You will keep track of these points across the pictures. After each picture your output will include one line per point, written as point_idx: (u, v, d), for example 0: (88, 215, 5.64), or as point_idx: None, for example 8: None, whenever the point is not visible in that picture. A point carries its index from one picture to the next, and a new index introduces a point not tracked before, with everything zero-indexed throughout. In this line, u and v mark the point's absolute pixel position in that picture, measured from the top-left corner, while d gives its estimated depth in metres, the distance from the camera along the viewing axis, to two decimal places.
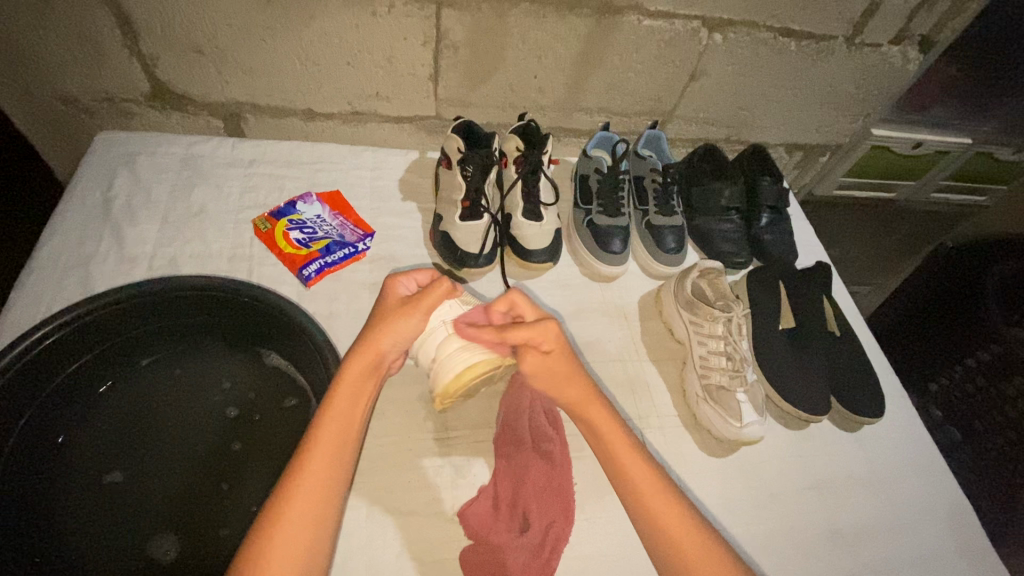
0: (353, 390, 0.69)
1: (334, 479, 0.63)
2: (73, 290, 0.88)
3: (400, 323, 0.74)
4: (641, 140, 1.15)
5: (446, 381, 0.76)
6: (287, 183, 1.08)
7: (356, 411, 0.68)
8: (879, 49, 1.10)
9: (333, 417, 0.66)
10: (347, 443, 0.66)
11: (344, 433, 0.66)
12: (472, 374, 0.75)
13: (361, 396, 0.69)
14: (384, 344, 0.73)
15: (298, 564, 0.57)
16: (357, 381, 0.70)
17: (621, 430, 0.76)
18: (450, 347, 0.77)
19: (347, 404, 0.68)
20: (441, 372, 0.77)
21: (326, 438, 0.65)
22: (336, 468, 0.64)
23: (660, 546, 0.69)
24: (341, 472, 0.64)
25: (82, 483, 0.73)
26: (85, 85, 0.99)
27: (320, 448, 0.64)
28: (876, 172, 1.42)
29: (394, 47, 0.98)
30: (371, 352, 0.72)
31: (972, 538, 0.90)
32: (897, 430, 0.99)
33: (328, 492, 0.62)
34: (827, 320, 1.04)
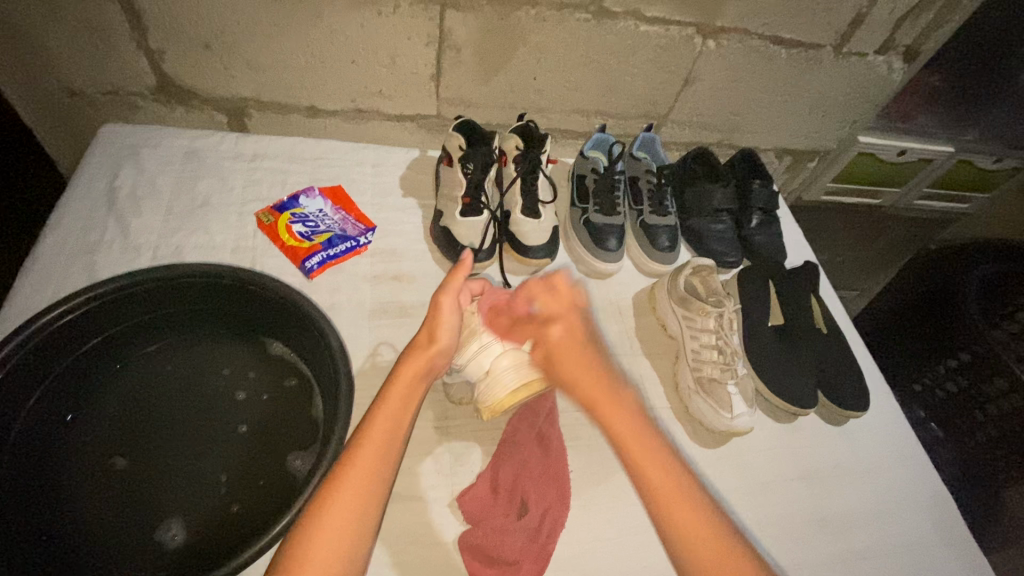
0: (406, 391, 0.70)
1: (380, 476, 0.64)
2: (78, 277, 0.89)
3: (445, 325, 0.76)
4: (636, 141, 1.18)
5: (502, 397, 0.80)
6: (290, 178, 1.09)
7: (406, 412, 0.69)
8: (865, 59, 1.15)
9: (382, 416, 0.67)
10: (393, 443, 0.66)
11: (392, 432, 0.67)
12: (526, 391, 0.79)
13: (413, 397, 0.71)
14: (438, 339, 0.75)
15: (337, 558, 0.58)
16: (409, 382, 0.71)
17: (636, 426, 0.74)
18: (501, 363, 0.80)
19: (399, 402, 0.69)
20: (492, 387, 0.80)
21: (374, 435, 0.66)
22: (383, 466, 0.64)
23: (679, 547, 0.66)
24: (388, 466, 0.65)
25: (89, 467, 0.74)
26: (93, 78, 1.01)
27: (368, 444, 0.65)
28: (863, 179, 1.47)
29: (399, 47, 1.01)
30: (427, 351, 0.74)
31: (952, 527, 0.93)
32: (883, 424, 1.03)
33: (371, 489, 0.62)
34: (815, 318, 1.08)
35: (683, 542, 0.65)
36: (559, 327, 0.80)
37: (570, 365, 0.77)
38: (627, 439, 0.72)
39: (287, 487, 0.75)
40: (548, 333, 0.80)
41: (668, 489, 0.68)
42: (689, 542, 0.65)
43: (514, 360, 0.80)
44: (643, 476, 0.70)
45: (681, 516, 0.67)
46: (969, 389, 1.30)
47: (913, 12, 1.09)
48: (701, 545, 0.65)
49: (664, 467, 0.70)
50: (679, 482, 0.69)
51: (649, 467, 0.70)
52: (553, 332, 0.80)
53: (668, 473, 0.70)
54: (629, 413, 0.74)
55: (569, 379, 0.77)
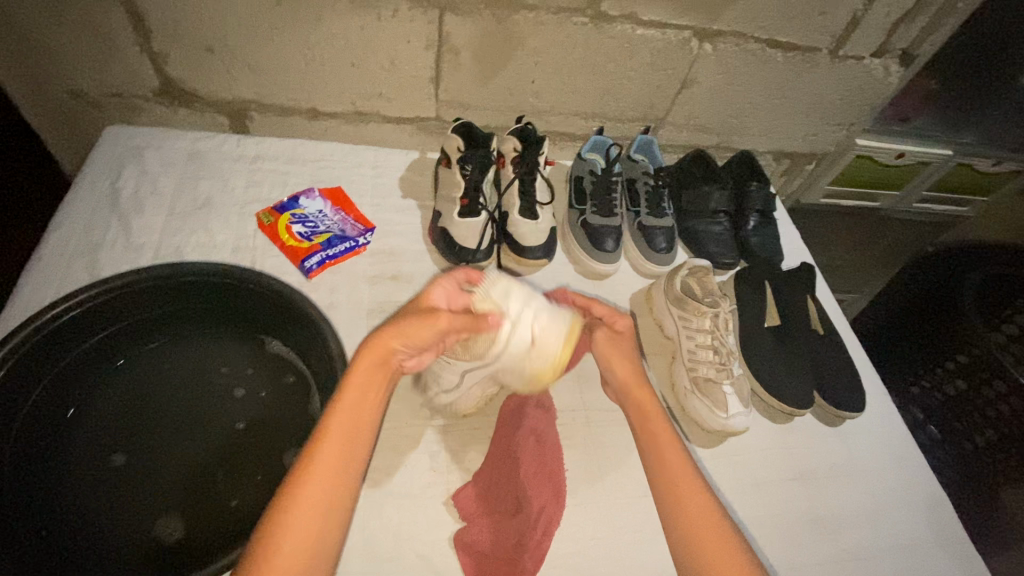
0: (364, 381, 0.69)
1: (346, 466, 0.64)
2: (80, 276, 0.90)
3: (423, 330, 0.71)
4: (633, 144, 1.19)
5: (547, 371, 0.77)
6: (290, 179, 1.10)
7: (366, 401, 0.68)
8: (861, 62, 1.16)
9: (341, 408, 0.67)
10: (357, 434, 0.66)
11: (353, 423, 0.67)
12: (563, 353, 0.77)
13: (372, 387, 0.69)
14: (395, 343, 0.71)
15: (305, 550, 0.58)
16: (366, 372, 0.69)
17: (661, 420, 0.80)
18: (529, 348, 0.76)
19: (357, 393, 0.68)
20: (536, 367, 0.77)
21: (334, 430, 0.65)
22: (347, 455, 0.65)
23: (681, 533, 0.69)
24: (353, 457, 0.65)
25: (88, 463, 0.75)
26: (97, 80, 1.02)
27: (329, 437, 0.65)
28: (860, 182, 1.47)
29: (398, 50, 1.02)
30: (383, 345, 0.70)
31: (947, 527, 0.94)
32: (879, 425, 1.03)
33: (338, 480, 0.63)
34: (812, 320, 1.08)
35: (684, 528, 0.69)
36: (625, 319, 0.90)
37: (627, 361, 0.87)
38: (650, 433, 0.79)
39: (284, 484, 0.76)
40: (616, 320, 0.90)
41: (682, 481, 0.73)
42: (693, 530, 0.69)
43: (541, 330, 0.76)
44: (660, 467, 0.75)
45: (690, 505, 0.71)
46: (967, 391, 1.29)
47: (909, 16, 1.10)
48: (704, 530, 0.68)
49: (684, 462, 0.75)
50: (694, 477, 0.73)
51: (669, 457, 0.75)
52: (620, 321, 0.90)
53: (689, 468, 0.74)
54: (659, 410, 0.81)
55: (617, 365, 0.87)
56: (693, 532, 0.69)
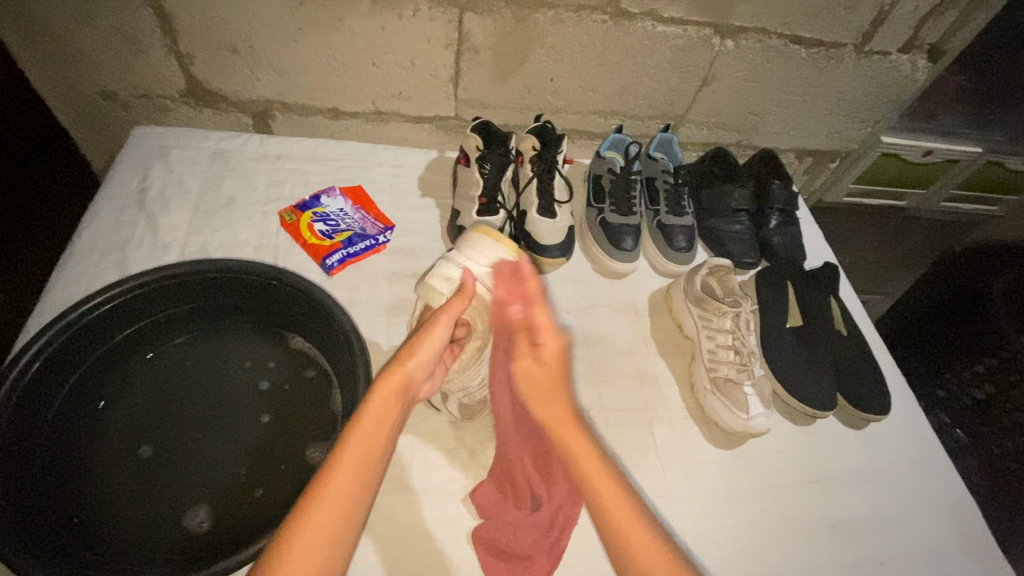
0: (383, 404, 0.63)
1: (357, 503, 0.57)
2: (109, 273, 0.92)
3: (432, 339, 0.70)
4: (653, 142, 1.18)
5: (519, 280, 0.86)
6: (311, 178, 1.12)
7: (382, 433, 0.61)
8: (888, 58, 1.13)
9: (357, 437, 0.59)
10: (373, 465, 0.59)
11: (366, 456, 0.59)
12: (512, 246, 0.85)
13: (392, 412, 0.63)
14: (417, 359, 0.67)
15: None
16: (385, 401, 0.63)
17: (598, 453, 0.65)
18: (490, 272, 0.82)
19: (376, 417, 0.61)
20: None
21: (349, 456, 0.58)
22: (356, 494, 0.57)
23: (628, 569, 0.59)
24: (367, 492, 0.58)
25: (117, 455, 0.76)
26: (125, 81, 1.05)
27: (343, 467, 0.58)
28: (885, 180, 1.45)
29: (418, 49, 1.02)
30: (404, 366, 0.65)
31: (975, 532, 0.91)
32: (904, 427, 1.01)
33: (349, 519, 0.56)
34: (835, 320, 1.06)
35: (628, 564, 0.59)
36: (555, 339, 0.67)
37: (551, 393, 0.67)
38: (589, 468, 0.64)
39: (305, 478, 0.77)
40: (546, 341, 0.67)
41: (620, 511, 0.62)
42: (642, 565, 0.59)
43: (489, 255, 0.84)
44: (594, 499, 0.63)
45: (636, 538, 0.60)
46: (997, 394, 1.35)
47: (938, 10, 1.07)
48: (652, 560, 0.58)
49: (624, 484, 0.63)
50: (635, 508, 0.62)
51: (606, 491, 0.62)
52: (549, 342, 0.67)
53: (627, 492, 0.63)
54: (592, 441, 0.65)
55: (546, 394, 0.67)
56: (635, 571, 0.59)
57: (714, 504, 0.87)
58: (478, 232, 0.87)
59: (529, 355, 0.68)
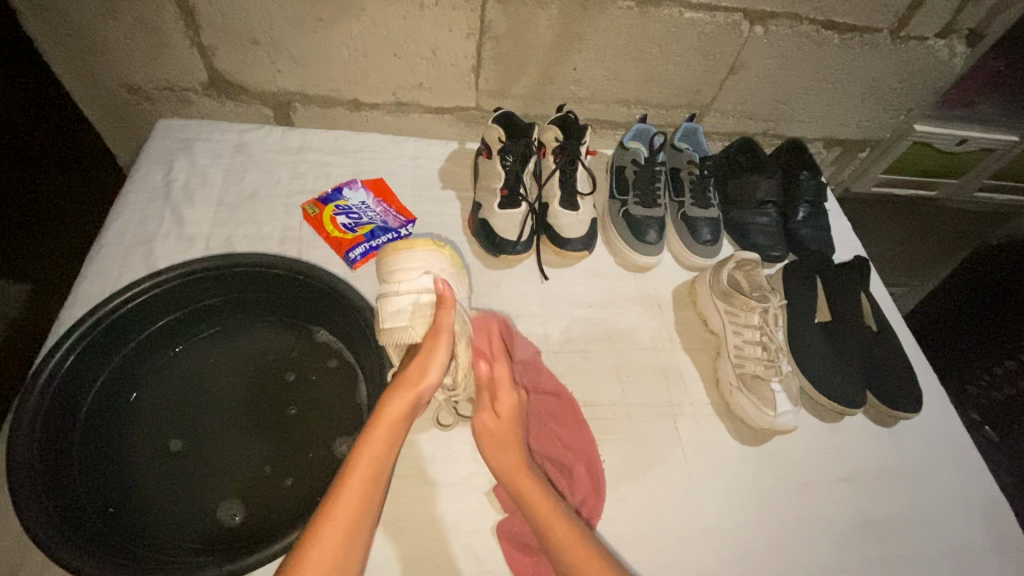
0: (393, 427, 0.66)
1: (364, 518, 0.59)
2: (138, 265, 0.93)
3: (436, 357, 0.73)
4: (677, 131, 1.15)
5: (455, 267, 0.89)
6: (333, 170, 1.12)
7: (388, 454, 0.63)
8: (924, 42, 1.08)
9: (364, 456, 0.62)
10: (378, 485, 0.61)
11: (376, 473, 0.62)
12: (433, 248, 0.87)
13: (400, 434, 0.66)
14: (428, 378, 0.71)
15: None
16: (392, 422, 0.66)
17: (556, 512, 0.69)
18: (427, 278, 0.83)
19: (386, 436, 0.64)
20: (448, 274, 0.86)
21: (359, 470, 0.61)
22: (363, 518, 0.59)
23: None
24: (372, 509, 0.60)
25: (150, 446, 0.78)
26: (149, 74, 1.05)
27: (352, 485, 0.60)
28: (916, 170, 1.40)
29: (440, 39, 1.01)
30: (413, 390, 0.69)
31: (1009, 533, 0.90)
32: (937, 426, 0.98)
33: (357, 533, 0.58)
34: (864, 314, 1.04)
35: None
36: (509, 395, 0.78)
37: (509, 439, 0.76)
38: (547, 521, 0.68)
39: (333, 471, 0.78)
40: (500, 394, 0.78)
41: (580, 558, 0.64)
42: None
43: (418, 263, 0.85)
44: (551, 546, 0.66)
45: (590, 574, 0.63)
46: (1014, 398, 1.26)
47: None
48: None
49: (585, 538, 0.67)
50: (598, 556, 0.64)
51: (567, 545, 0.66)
52: (503, 396, 0.78)
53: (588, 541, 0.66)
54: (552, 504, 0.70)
55: (500, 441, 0.76)
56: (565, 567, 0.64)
57: (738, 500, 0.87)
58: (391, 253, 0.85)
59: (489, 409, 0.78)
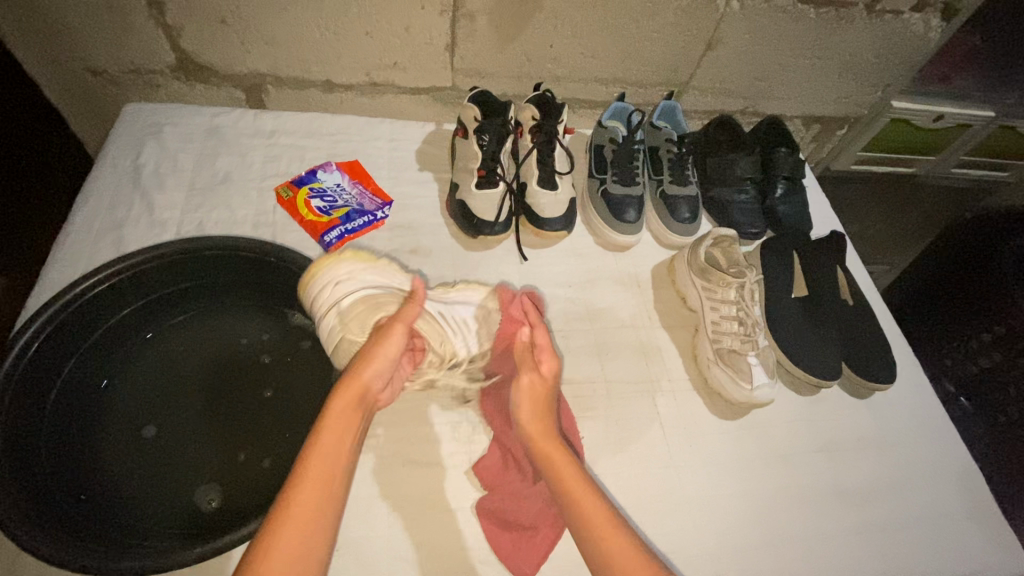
0: (343, 420, 0.64)
1: (322, 507, 0.58)
2: (106, 252, 0.92)
3: (380, 349, 0.70)
4: (656, 110, 1.14)
5: (369, 262, 0.83)
6: (307, 153, 1.10)
7: (341, 444, 0.62)
8: (900, 16, 1.08)
9: (317, 449, 0.61)
10: (335, 476, 0.60)
11: (330, 465, 0.61)
12: (336, 258, 0.82)
13: (351, 426, 0.65)
14: (374, 370, 0.69)
15: None
16: (343, 414, 0.65)
17: (590, 489, 0.67)
18: (343, 288, 0.79)
19: (336, 430, 0.63)
20: (368, 273, 0.82)
21: (312, 467, 0.60)
22: (324, 513, 0.57)
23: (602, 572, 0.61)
24: (333, 498, 0.59)
25: (122, 433, 0.77)
26: (115, 57, 1.03)
27: (305, 480, 0.59)
28: (894, 147, 1.41)
29: (413, 17, 0.99)
30: (357, 380, 0.67)
31: (979, 499, 0.92)
32: (910, 396, 1.00)
33: (317, 520, 0.57)
34: (840, 289, 1.05)
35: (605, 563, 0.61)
36: (547, 364, 0.76)
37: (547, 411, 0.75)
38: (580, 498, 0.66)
39: None
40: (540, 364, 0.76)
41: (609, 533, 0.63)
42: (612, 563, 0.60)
43: (336, 276, 0.80)
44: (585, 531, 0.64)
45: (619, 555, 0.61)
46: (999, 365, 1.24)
47: None
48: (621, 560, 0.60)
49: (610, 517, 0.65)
50: (624, 536, 0.63)
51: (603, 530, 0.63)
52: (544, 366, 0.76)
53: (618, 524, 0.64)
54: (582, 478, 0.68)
55: (538, 411, 0.75)
56: (574, 515, 0.66)
57: (715, 473, 0.88)
58: (304, 285, 0.81)
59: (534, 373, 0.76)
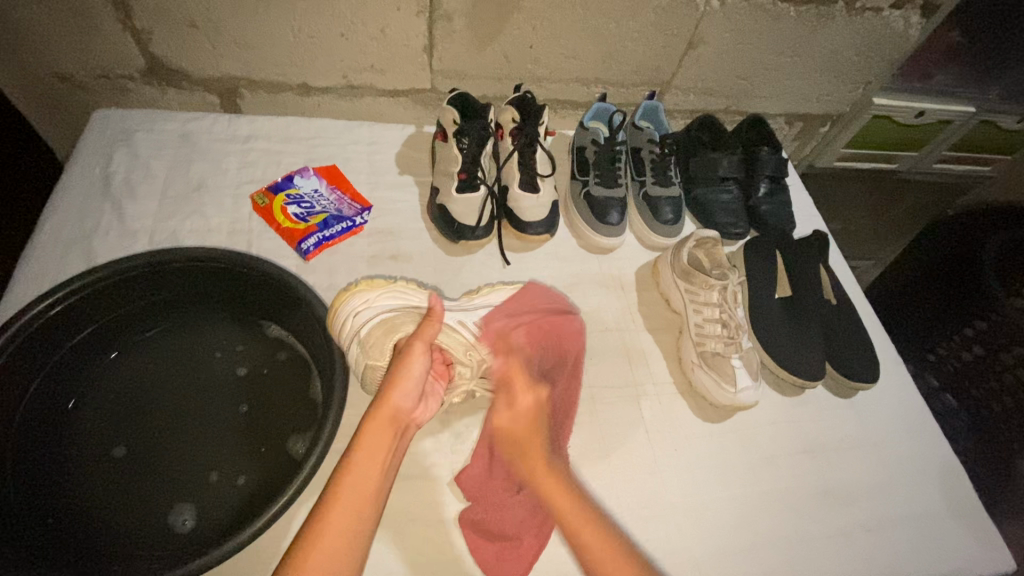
0: (377, 440, 0.69)
1: (357, 524, 0.62)
2: (76, 264, 0.89)
3: (407, 372, 0.73)
4: (638, 110, 1.14)
5: (385, 287, 0.83)
6: (284, 158, 1.08)
7: (377, 465, 0.67)
8: (880, 14, 1.08)
9: (355, 469, 0.66)
10: (370, 494, 0.65)
11: (366, 483, 0.65)
12: (350, 289, 0.82)
13: (385, 446, 0.69)
14: (402, 393, 0.73)
15: None
16: (377, 434, 0.69)
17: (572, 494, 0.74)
18: (363, 316, 0.79)
19: (371, 451, 0.68)
20: (385, 298, 0.82)
21: (348, 486, 0.64)
22: (353, 534, 0.62)
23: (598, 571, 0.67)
24: (367, 516, 0.64)
25: (94, 453, 0.75)
26: (82, 62, 1.00)
27: (342, 498, 0.63)
28: (876, 143, 1.41)
29: (388, 18, 0.97)
30: (386, 404, 0.71)
31: (962, 497, 0.92)
32: (892, 395, 1.00)
33: (352, 538, 0.61)
34: (823, 288, 1.04)
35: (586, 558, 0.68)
36: (522, 395, 0.83)
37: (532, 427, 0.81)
38: (560, 502, 0.73)
39: (287, 470, 0.76)
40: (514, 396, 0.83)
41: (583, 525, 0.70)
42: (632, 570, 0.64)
43: (356, 306, 0.80)
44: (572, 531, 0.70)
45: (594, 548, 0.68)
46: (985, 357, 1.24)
47: None
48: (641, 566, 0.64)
49: (585, 516, 0.72)
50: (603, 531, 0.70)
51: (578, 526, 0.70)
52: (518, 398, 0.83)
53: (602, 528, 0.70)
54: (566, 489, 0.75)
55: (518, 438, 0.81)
56: (557, 518, 0.72)
57: (699, 478, 0.87)
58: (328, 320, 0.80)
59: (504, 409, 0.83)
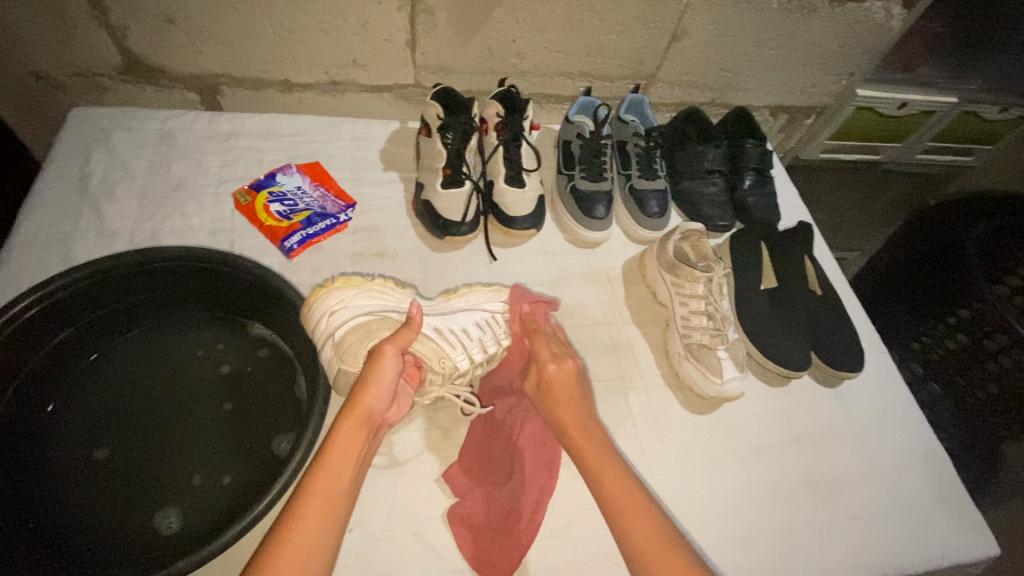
0: (347, 441, 0.68)
1: (327, 527, 0.61)
2: (53, 265, 0.88)
3: (379, 373, 0.72)
4: (623, 104, 1.14)
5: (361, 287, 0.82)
6: (266, 155, 1.06)
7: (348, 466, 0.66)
8: (862, 5, 1.08)
9: (323, 473, 0.65)
10: (339, 497, 0.64)
11: (333, 486, 0.64)
12: (326, 286, 0.81)
13: (355, 448, 0.68)
14: (375, 395, 0.72)
15: None
16: (347, 437, 0.68)
17: (619, 470, 0.73)
18: (337, 317, 0.78)
19: (342, 454, 0.67)
20: (360, 298, 0.81)
21: (316, 491, 0.63)
22: (321, 537, 0.61)
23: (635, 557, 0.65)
24: (336, 520, 0.63)
25: (74, 456, 0.74)
26: (56, 60, 0.98)
27: (309, 502, 0.62)
28: (860, 135, 1.42)
29: (369, 13, 0.96)
30: (359, 406, 0.70)
31: (946, 483, 0.93)
32: (878, 384, 1.01)
33: (319, 542, 0.60)
34: (808, 279, 1.05)
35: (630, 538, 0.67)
36: (555, 363, 0.80)
37: (569, 410, 0.78)
38: (606, 477, 0.72)
39: (273, 470, 0.75)
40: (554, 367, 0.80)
41: (629, 503, 0.69)
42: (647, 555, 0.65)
43: (331, 305, 0.79)
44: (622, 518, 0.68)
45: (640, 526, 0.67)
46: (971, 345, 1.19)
47: None
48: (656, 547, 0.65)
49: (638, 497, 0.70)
50: (645, 502, 0.70)
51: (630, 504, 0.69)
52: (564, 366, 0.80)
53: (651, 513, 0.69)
54: (617, 463, 0.73)
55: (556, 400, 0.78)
56: (603, 495, 0.71)
57: (687, 469, 0.87)
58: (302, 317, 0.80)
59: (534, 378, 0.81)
